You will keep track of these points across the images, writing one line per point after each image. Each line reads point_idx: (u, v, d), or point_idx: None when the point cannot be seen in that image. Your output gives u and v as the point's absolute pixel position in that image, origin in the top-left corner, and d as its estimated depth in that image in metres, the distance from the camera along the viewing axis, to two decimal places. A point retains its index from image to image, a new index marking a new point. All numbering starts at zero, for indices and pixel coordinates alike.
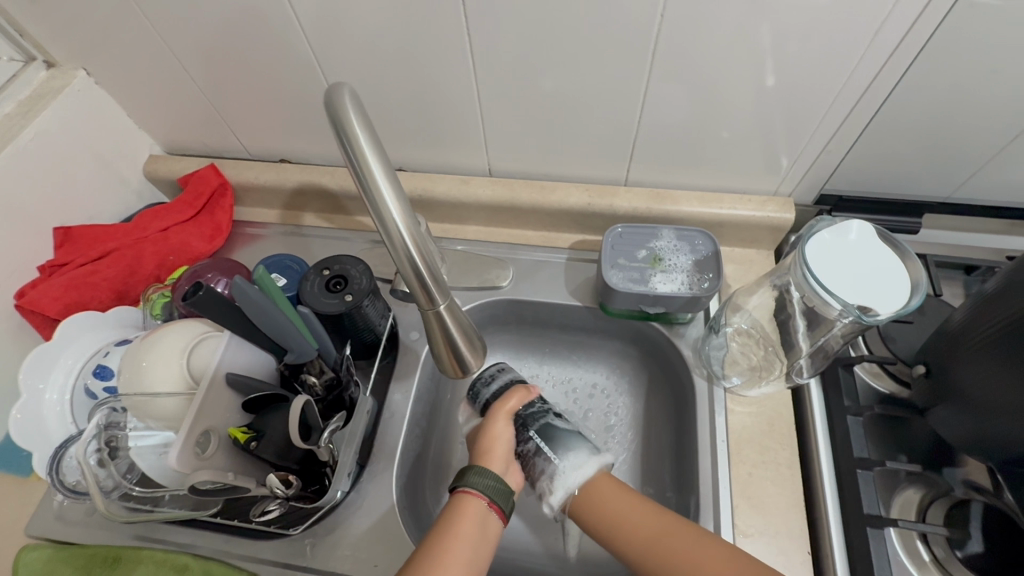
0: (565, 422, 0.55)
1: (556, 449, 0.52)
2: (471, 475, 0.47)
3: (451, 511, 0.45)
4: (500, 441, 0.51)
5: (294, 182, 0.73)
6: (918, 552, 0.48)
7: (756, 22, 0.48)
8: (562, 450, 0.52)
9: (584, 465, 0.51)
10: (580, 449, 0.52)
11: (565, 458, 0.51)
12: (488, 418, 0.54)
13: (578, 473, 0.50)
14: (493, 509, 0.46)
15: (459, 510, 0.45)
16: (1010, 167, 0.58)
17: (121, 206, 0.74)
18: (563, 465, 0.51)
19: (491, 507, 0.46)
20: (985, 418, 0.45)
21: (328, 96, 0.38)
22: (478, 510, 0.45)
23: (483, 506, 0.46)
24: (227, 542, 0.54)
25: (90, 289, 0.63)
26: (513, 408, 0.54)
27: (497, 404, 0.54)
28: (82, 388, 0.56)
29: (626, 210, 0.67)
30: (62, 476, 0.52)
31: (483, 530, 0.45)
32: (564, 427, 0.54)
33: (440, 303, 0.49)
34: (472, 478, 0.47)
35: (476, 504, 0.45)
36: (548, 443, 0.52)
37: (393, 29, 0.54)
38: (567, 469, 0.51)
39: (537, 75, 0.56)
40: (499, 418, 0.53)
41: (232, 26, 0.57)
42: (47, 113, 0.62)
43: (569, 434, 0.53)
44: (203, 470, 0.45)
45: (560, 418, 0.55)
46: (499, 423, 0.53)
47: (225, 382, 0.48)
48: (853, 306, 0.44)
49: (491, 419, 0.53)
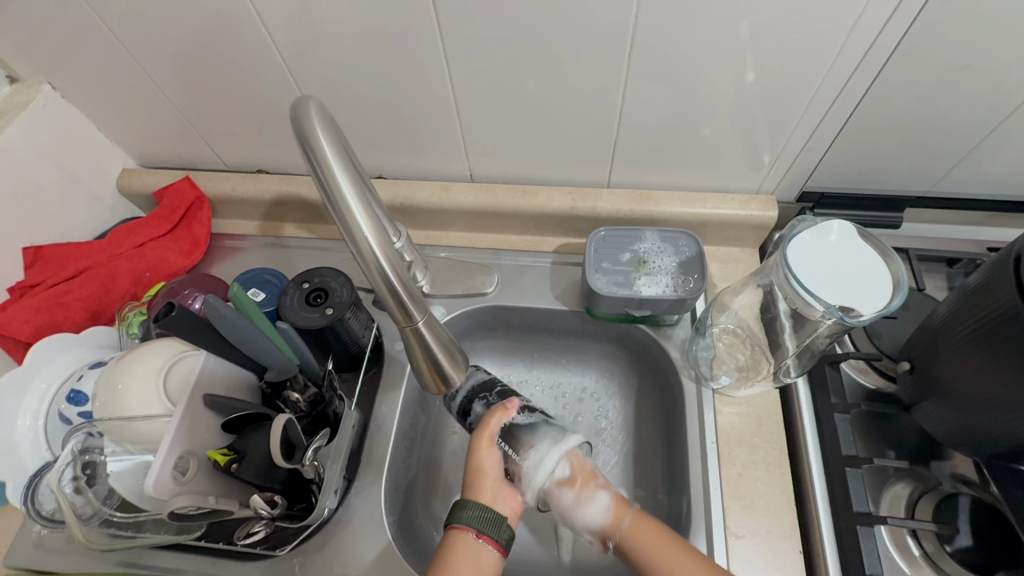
0: (526, 417, 0.53)
1: (518, 448, 0.52)
2: (459, 509, 0.46)
3: (444, 550, 0.44)
4: (479, 467, 0.50)
5: (272, 193, 0.72)
6: (908, 547, 0.49)
7: (732, 20, 0.47)
8: (523, 448, 0.51)
9: (545, 458, 0.50)
10: (541, 442, 0.52)
11: (526, 455, 0.51)
12: (471, 444, 0.52)
13: (542, 469, 0.50)
14: (484, 540, 0.45)
15: (449, 547, 0.44)
16: (987, 159, 0.59)
17: (94, 223, 0.72)
18: (525, 463, 0.51)
19: (483, 538, 0.45)
20: (968, 412, 0.45)
21: (294, 112, 0.37)
22: (469, 545, 0.44)
23: (478, 543, 0.44)
24: (213, 564, 0.53)
25: (63, 309, 0.62)
26: (494, 429, 0.52)
27: (480, 426, 0.53)
28: (56, 414, 0.55)
29: (609, 212, 0.66)
30: (39, 505, 0.51)
31: (476, 566, 0.43)
32: (527, 423, 0.53)
33: (418, 319, 0.48)
34: (460, 513, 0.46)
35: (466, 538, 0.44)
36: (510, 444, 0.52)
37: (365, 37, 0.53)
38: (530, 467, 0.50)
39: (515, 78, 0.56)
40: (482, 445, 0.51)
41: (200, 36, 0.56)
42: (12, 131, 0.60)
43: (532, 427, 0.53)
44: (181, 495, 0.44)
45: (523, 412, 0.54)
46: (482, 451, 0.51)
47: (203, 403, 0.47)
48: (836, 308, 0.44)
49: (474, 448, 0.51)
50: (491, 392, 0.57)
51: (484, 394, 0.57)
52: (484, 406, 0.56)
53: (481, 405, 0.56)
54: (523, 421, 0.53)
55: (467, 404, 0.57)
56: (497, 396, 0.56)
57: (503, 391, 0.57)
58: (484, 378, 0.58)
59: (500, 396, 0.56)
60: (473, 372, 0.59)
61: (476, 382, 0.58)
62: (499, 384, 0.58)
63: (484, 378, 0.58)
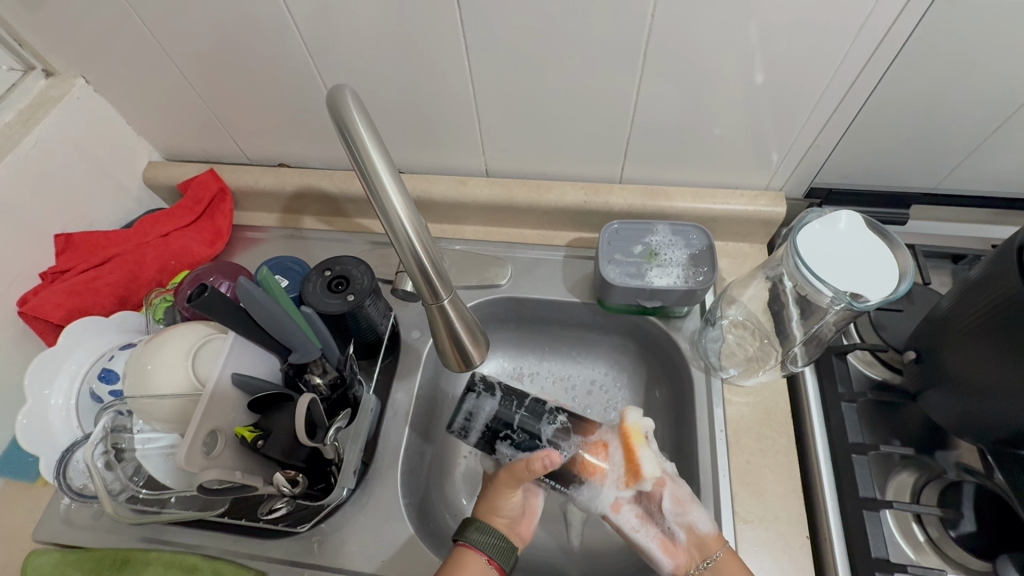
0: (567, 450, 0.51)
1: (570, 484, 0.52)
2: (473, 531, 0.49)
3: (451, 563, 0.48)
4: (500, 505, 0.52)
5: (293, 186, 0.74)
6: (914, 532, 0.50)
7: (743, 19, 0.49)
8: (576, 485, 0.52)
9: (604, 493, 0.51)
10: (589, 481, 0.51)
11: (583, 490, 0.51)
12: (497, 480, 0.53)
13: (603, 498, 0.52)
14: (492, 566, 0.48)
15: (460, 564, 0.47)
16: (993, 157, 0.60)
17: (120, 213, 0.74)
18: (581, 495, 0.52)
19: (491, 564, 0.48)
20: (972, 400, 0.47)
21: (332, 100, 0.39)
22: (478, 567, 0.47)
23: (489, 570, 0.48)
24: (235, 541, 0.55)
25: (93, 294, 0.64)
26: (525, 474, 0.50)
27: (511, 470, 0.51)
28: (88, 392, 0.57)
29: (621, 207, 0.68)
30: (70, 479, 0.53)
31: None
32: (569, 457, 0.51)
33: (444, 298, 0.52)
34: (466, 531, 0.49)
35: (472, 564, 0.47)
36: (560, 481, 0.52)
37: (389, 34, 0.55)
38: (591, 498, 0.52)
39: (532, 74, 0.57)
40: (506, 486, 0.52)
41: (229, 34, 0.58)
42: (47, 122, 0.63)
43: (574, 465, 0.51)
44: (211, 469, 0.45)
45: (562, 446, 0.51)
46: (507, 490, 0.52)
47: (231, 382, 0.49)
48: (845, 293, 0.45)
49: (500, 486, 0.52)
50: (513, 428, 0.51)
51: (508, 433, 0.51)
52: (512, 446, 0.51)
53: (509, 446, 0.51)
54: (564, 456, 0.51)
55: (487, 444, 0.52)
56: (520, 432, 0.51)
57: (524, 425, 0.51)
58: (497, 410, 0.52)
59: (523, 432, 0.51)
60: (480, 405, 0.52)
61: (490, 418, 0.51)
62: (514, 415, 0.51)
63: (496, 411, 0.51)
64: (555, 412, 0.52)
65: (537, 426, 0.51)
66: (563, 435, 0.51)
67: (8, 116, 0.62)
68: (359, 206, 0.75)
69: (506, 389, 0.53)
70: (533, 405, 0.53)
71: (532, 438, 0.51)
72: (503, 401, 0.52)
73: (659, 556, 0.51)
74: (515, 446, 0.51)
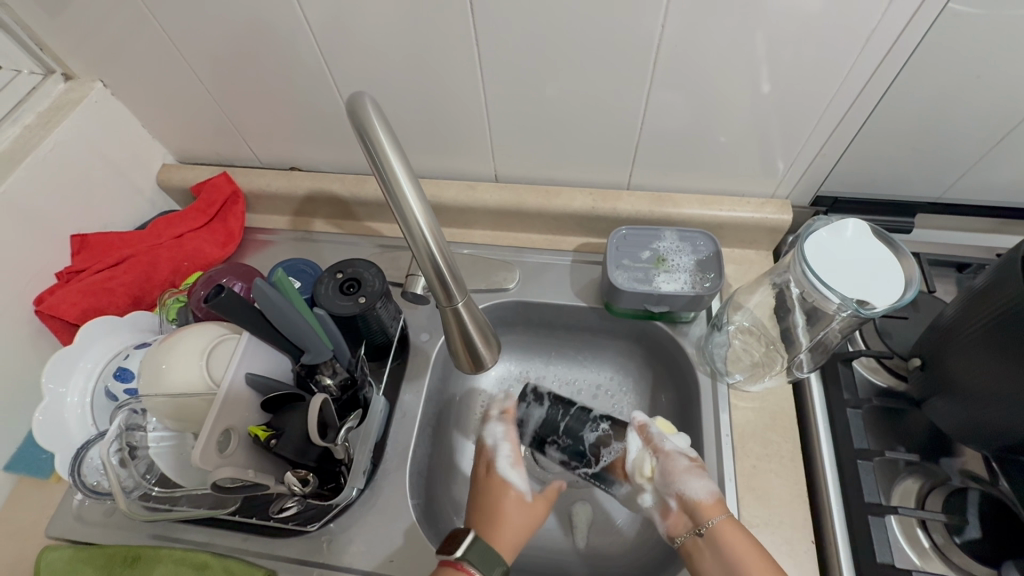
0: (608, 454, 0.58)
1: (606, 482, 0.59)
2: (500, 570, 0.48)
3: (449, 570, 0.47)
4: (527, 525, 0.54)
5: (304, 189, 0.75)
6: (919, 539, 0.50)
7: (750, 30, 0.50)
8: (611, 483, 0.58)
9: (625, 492, 0.58)
10: (620, 481, 0.57)
11: (615, 487, 0.58)
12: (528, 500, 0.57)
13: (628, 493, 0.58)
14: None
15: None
16: (998, 167, 0.61)
17: (135, 215, 0.75)
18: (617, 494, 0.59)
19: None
20: (976, 408, 0.47)
21: (351, 105, 0.40)
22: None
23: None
24: (244, 540, 0.55)
25: (107, 294, 0.65)
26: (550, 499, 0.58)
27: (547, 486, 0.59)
28: (103, 391, 0.58)
29: (628, 213, 0.69)
30: (85, 476, 0.54)
31: None
32: (608, 459, 0.58)
33: (458, 300, 0.52)
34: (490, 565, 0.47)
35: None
36: (599, 480, 0.59)
37: (402, 40, 0.56)
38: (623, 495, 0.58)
39: (542, 82, 0.58)
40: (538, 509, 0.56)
41: (245, 40, 0.59)
42: (66, 124, 0.64)
43: (609, 470, 0.58)
44: (224, 466, 0.46)
45: (602, 450, 0.58)
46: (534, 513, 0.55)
47: (243, 382, 0.50)
48: (852, 300, 0.46)
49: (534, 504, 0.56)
50: (558, 435, 0.59)
51: (554, 438, 0.60)
52: (557, 451, 0.60)
53: (555, 450, 0.60)
54: (605, 461, 0.58)
55: (539, 446, 0.61)
56: (565, 436, 0.59)
57: (569, 430, 0.59)
58: (545, 416, 0.61)
59: (567, 436, 0.59)
60: (530, 413, 0.62)
61: (539, 425, 0.61)
62: (561, 421, 0.60)
63: (545, 418, 0.61)
64: (597, 421, 0.59)
65: (581, 431, 0.59)
66: (604, 442, 0.58)
67: (28, 118, 0.64)
68: (370, 210, 0.76)
69: (552, 398, 0.62)
70: (578, 413, 0.60)
71: (575, 442, 0.59)
72: (550, 409, 0.61)
73: (659, 523, 0.54)
74: (561, 450, 0.59)
